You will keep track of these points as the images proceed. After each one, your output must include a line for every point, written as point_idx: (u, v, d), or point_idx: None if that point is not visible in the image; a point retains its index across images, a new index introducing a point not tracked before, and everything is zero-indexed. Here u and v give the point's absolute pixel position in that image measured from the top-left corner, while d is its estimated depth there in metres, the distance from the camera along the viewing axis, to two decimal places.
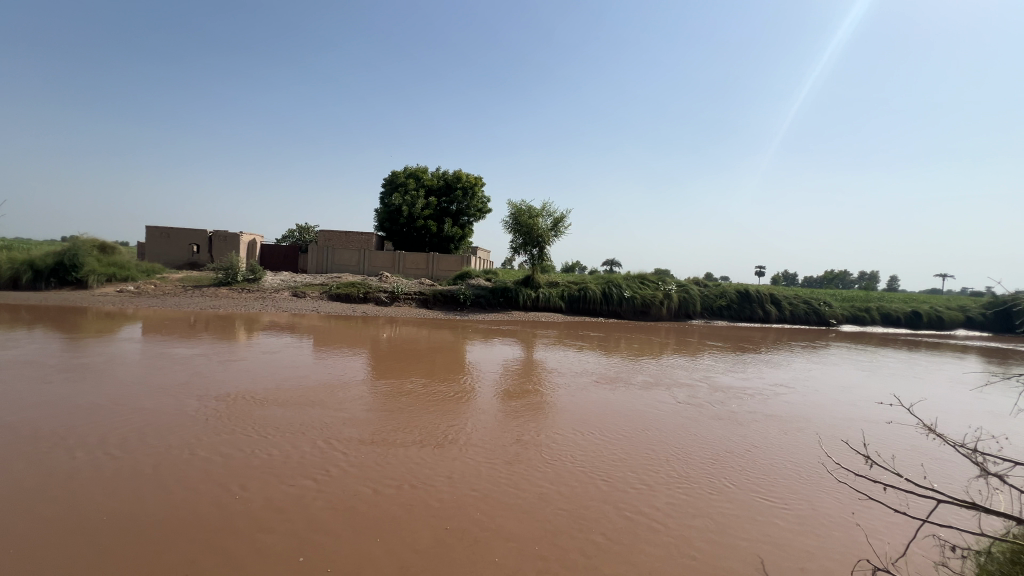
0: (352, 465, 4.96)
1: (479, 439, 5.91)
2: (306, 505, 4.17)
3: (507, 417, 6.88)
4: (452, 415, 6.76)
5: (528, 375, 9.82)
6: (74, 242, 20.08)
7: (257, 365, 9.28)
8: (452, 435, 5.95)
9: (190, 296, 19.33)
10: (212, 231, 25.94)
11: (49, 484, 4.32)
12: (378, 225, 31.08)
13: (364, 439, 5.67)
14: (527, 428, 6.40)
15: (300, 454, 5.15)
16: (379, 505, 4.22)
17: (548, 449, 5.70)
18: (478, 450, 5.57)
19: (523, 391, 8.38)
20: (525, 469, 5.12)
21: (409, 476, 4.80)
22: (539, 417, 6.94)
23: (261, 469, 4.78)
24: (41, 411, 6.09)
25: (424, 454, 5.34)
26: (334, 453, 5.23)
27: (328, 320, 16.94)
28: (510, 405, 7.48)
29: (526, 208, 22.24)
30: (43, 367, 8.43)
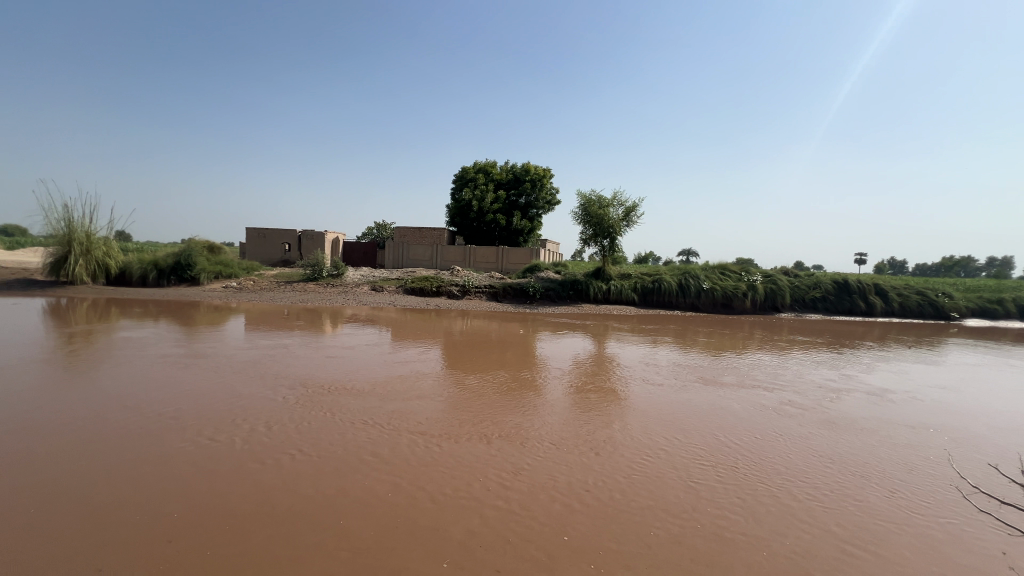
0: (421, 453, 4.88)
1: (551, 432, 5.72)
2: (372, 493, 4.09)
3: (579, 411, 6.64)
4: (523, 408, 6.65)
5: (600, 369, 9.51)
6: (187, 244, 22.55)
7: (340, 356, 9.75)
8: (522, 429, 5.73)
9: (283, 291, 21.09)
10: (301, 230, 28.09)
11: (156, 456, 4.74)
12: (449, 220, 31.84)
13: (434, 427, 5.68)
14: (600, 423, 6.10)
15: (374, 438, 5.26)
16: (446, 497, 4.04)
17: (626, 449, 5.27)
18: (551, 442, 5.36)
19: (594, 386, 8.10)
20: (601, 465, 4.84)
21: (482, 468, 4.61)
22: (612, 412, 6.62)
23: (331, 454, 4.79)
24: (159, 392, 6.83)
25: (494, 443, 5.25)
26: (406, 437, 5.28)
27: (403, 313, 17.68)
28: (582, 399, 7.24)
29: (596, 198, 21.60)
30: (163, 355, 9.54)
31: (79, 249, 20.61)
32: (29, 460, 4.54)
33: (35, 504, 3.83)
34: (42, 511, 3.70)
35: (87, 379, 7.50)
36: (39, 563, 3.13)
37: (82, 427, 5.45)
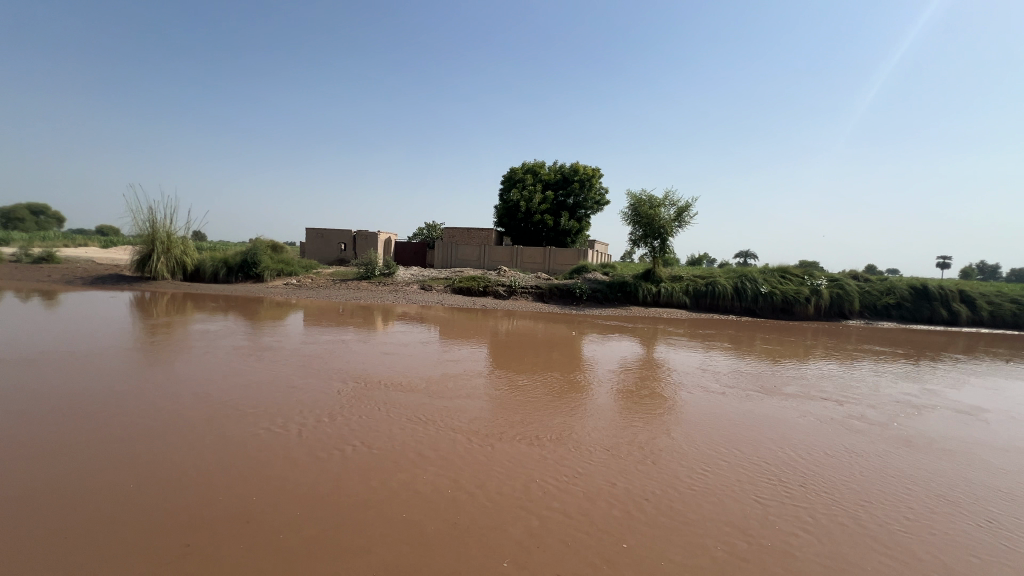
0: (465, 444, 4.85)
1: (594, 434, 5.56)
2: (416, 478, 4.07)
3: (625, 416, 6.42)
4: (567, 409, 6.52)
5: (648, 374, 9.19)
6: (253, 244, 23.99)
7: (389, 352, 10.02)
8: (565, 430, 5.61)
9: (338, 288, 22.01)
10: (356, 231, 29.23)
11: (213, 428, 4.96)
12: (497, 220, 32.05)
13: (476, 421, 5.66)
14: (647, 429, 5.87)
15: (416, 426, 5.32)
16: (490, 489, 3.96)
17: (677, 457, 5.01)
18: (594, 444, 5.21)
19: (642, 391, 7.82)
20: (647, 470, 4.64)
21: (527, 464, 4.51)
22: (659, 418, 6.36)
23: (378, 439, 4.84)
24: (223, 380, 7.27)
25: (536, 440, 5.17)
26: (446, 428, 5.29)
27: (451, 312, 17.95)
28: (629, 404, 7.00)
29: (646, 198, 20.99)
30: (230, 348, 10.19)
31: (160, 248, 22.44)
32: (104, 428, 4.86)
33: (108, 466, 4.05)
34: (111, 474, 3.91)
35: (163, 367, 8.08)
36: (108, 519, 3.28)
37: (153, 403, 5.80)
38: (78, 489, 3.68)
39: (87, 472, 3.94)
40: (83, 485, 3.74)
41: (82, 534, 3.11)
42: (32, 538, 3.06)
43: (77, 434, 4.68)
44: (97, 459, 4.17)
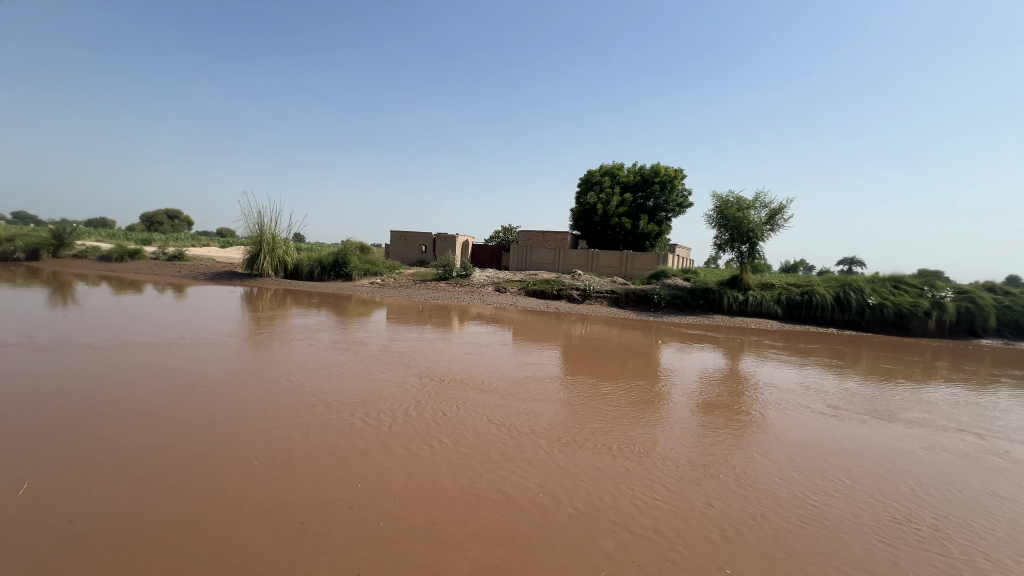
0: (531, 447, 4.74)
1: (669, 447, 5.20)
2: (486, 477, 4.00)
3: (704, 430, 5.96)
4: (640, 419, 6.19)
5: (733, 387, 8.51)
6: (344, 245, 25.84)
7: (464, 352, 10.23)
8: (637, 440, 5.32)
9: (418, 288, 23.02)
10: (436, 234, 30.44)
11: (294, 411, 5.27)
12: (573, 224, 31.74)
13: (544, 424, 5.55)
14: (729, 447, 5.39)
15: (484, 425, 5.31)
16: (554, 495, 3.81)
17: (765, 482, 4.50)
18: (668, 458, 4.87)
19: (725, 405, 7.23)
20: (727, 491, 4.24)
21: (599, 475, 4.28)
22: (744, 436, 5.82)
23: (446, 433, 4.86)
24: (312, 370, 7.82)
25: (605, 448, 4.94)
26: (514, 429, 5.23)
27: (524, 314, 18.02)
28: (709, 418, 6.50)
29: (734, 199, 19.60)
30: (321, 340, 11.00)
31: (266, 248, 24.90)
32: (201, 403, 5.31)
33: (200, 437, 4.37)
34: (200, 441, 4.23)
35: (263, 356, 8.84)
36: (195, 484, 3.49)
37: (249, 387, 6.29)
38: (171, 452, 3.99)
39: (182, 440, 4.26)
40: (175, 449, 4.05)
41: (182, 496, 3.33)
42: (142, 493, 3.32)
43: (178, 405, 5.16)
44: (201, 429, 4.52)
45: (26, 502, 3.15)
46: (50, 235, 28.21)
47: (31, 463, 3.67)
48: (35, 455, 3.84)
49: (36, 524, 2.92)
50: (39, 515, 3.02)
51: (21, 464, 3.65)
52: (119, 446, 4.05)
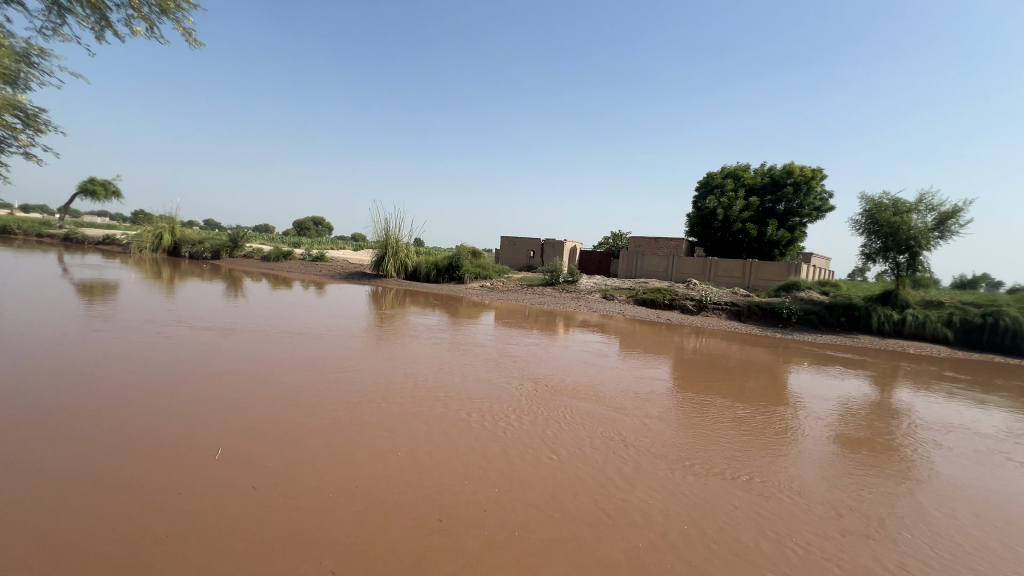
0: (639, 464, 4.47)
1: (802, 483, 4.55)
2: (591, 496, 3.77)
3: (849, 469, 5.11)
4: (766, 447, 5.52)
5: (887, 422, 7.20)
6: (458, 250, 27.25)
7: (570, 359, 10.09)
8: (762, 471, 4.74)
9: (525, 293, 23.39)
10: (545, 239, 30.73)
11: (410, 406, 5.56)
12: (689, 230, 29.80)
13: (654, 441, 5.21)
14: (882, 493, 4.54)
15: (590, 435, 5.15)
16: (665, 520, 3.54)
17: (933, 543, 3.70)
18: (801, 496, 4.25)
19: (877, 442, 6.14)
20: (879, 545, 3.57)
21: (721, 510, 3.78)
22: (904, 482, 4.86)
23: (550, 440, 4.80)
24: (427, 367, 8.30)
25: (723, 475, 4.48)
26: (621, 443, 4.98)
27: (632, 324, 17.31)
28: (855, 455, 5.57)
29: (889, 202, 16.77)
30: (436, 339, 11.66)
31: (391, 252, 27.24)
32: (332, 392, 5.85)
33: (331, 422, 4.79)
34: (331, 427, 4.62)
35: (384, 351, 9.56)
36: (328, 467, 3.81)
37: (373, 379, 6.84)
38: (309, 434, 4.41)
39: (317, 424, 4.69)
40: (311, 432, 4.47)
41: (317, 476, 3.64)
42: (287, 470, 3.70)
43: (314, 394, 5.73)
44: (337, 416, 4.99)
45: (209, 465, 3.68)
46: (228, 239, 34.05)
47: (213, 433, 4.31)
48: (211, 425, 4.50)
49: (215, 485, 3.40)
50: (211, 479, 3.49)
51: (206, 432, 4.31)
52: (271, 425, 4.59)
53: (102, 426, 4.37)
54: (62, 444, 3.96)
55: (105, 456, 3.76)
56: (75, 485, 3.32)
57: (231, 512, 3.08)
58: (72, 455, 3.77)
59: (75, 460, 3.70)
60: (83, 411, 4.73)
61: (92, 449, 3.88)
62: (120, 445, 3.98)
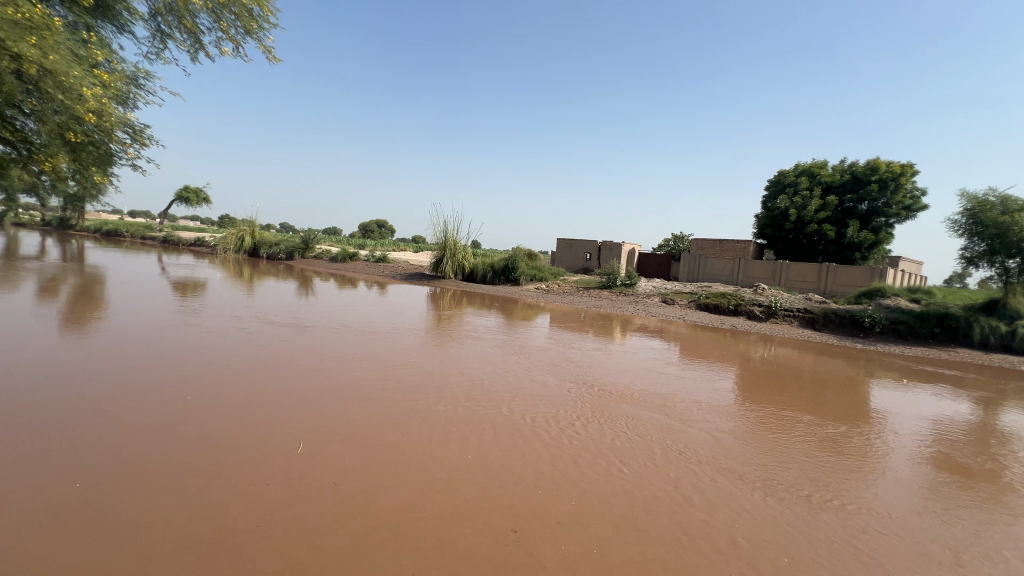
0: (703, 480, 4.27)
1: (888, 510, 4.15)
2: (652, 514, 3.61)
3: (947, 497, 4.59)
4: (847, 467, 5.09)
5: (994, 447, 6.40)
6: (514, 252, 27.42)
7: (629, 364, 9.84)
8: (841, 494, 4.37)
9: (581, 295, 23.10)
10: (602, 241, 30.19)
11: (469, 407, 5.64)
12: (757, 231, 28.13)
13: (720, 454, 4.97)
14: (988, 528, 4.04)
15: (651, 444, 4.98)
16: (734, 542, 3.35)
17: None
18: (887, 525, 3.88)
19: (980, 469, 5.48)
20: None
21: (796, 538, 3.50)
22: (1015, 517, 4.30)
23: (608, 449, 4.71)
24: (484, 367, 8.40)
25: (796, 496, 4.19)
26: (684, 455, 4.78)
27: (694, 329, 16.60)
28: (955, 482, 4.99)
29: (995, 200, 14.93)
30: (493, 341, 11.78)
31: (449, 254, 27.93)
32: (398, 391, 6.03)
33: (399, 421, 4.93)
34: (399, 428, 4.76)
35: (443, 351, 9.78)
36: (396, 467, 3.91)
37: (434, 380, 7.00)
38: (380, 433, 4.56)
39: (386, 423, 4.85)
40: (381, 431, 4.62)
41: (387, 476, 3.76)
42: (363, 468, 3.85)
43: (383, 392, 5.94)
44: (405, 415, 5.13)
45: (293, 460, 3.91)
46: (300, 241, 36.36)
47: (293, 428, 4.56)
48: (292, 420, 4.77)
49: (298, 480, 3.59)
50: (294, 474, 3.69)
51: (287, 427, 4.58)
52: (345, 422, 4.80)
53: (193, 417, 4.77)
54: (166, 434, 4.36)
55: (203, 446, 4.10)
56: (178, 473, 3.64)
57: (306, 507, 3.24)
58: (175, 445, 4.12)
59: (177, 449, 4.06)
60: (182, 403, 5.18)
61: (190, 439, 4.24)
62: (209, 436, 4.31)
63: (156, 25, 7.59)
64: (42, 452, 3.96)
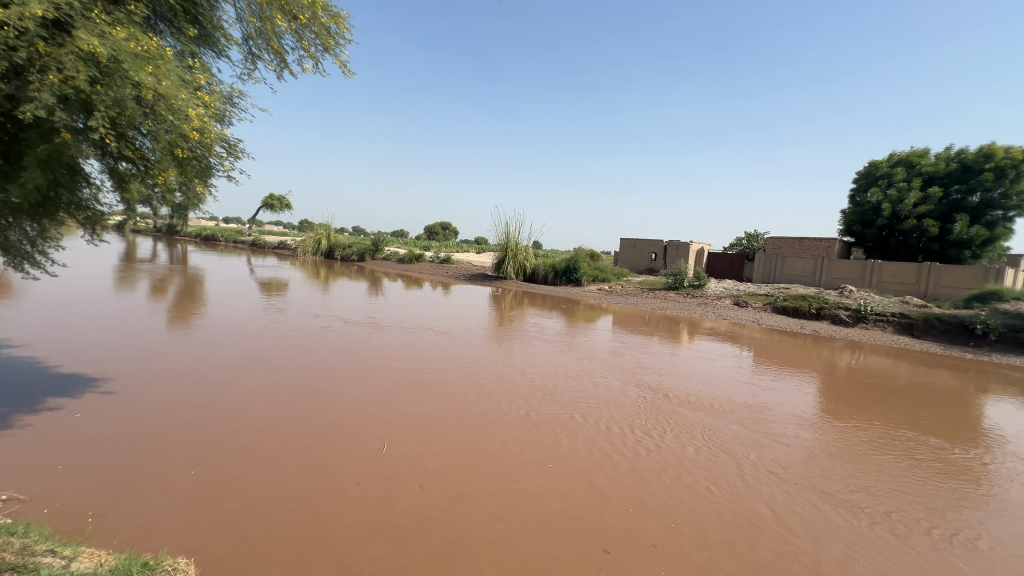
0: (783, 500, 4.00)
1: (1006, 547, 3.67)
2: (727, 539, 3.41)
3: None
4: (954, 492, 4.55)
5: None
6: (575, 252, 27.13)
7: (698, 369, 9.40)
8: (946, 524, 3.92)
9: (646, 297, 22.39)
10: (668, 240, 29.07)
11: (534, 411, 5.66)
12: (844, 228, 25.76)
13: (802, 472, 4.62)
14: None
15: (724, 457, 4.74)
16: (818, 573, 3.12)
17: None
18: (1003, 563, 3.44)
19: None
20: None
21: None
22: None
23: (677, 462, 4.54)
24: (547, 369, 8.38)
25: (892, 524, 3.81)
26: (760, 472, 4.50)
27: (770, 334, 15.55)
28: None
29: None
30: (555, 342, 11.73)
31: (511, 254, 28.16)
32: (467, 393, 6.17)
33: (470, 424, 5.05)
34: (471, 431, 4.88)
35: (506, 352, 9.87)
36: (471, 473, 4.00)
37: (499, 381, 7.09)
38: (455, 437, 4.70)
39: (459, 426, 4.99)
40: (456, 434, 4.76)
41: (463, 481, 3.87)
42: (441, 472, 3.98)
43: (454, 393, 6.11)
44: (474, 418, 5.24)
45: (378, 460, 4.13)
46: (370, 243, 38.24)
47: (377, 427, 4.81)
48: (375, 419, 5.04)
49: (385, 481, 3.78)
50: (382, 474, 3.89)
51: (371, 426, 4.83)
52: (422, 423, 4.99)
53: (286, 412, 5.17)
54: (265, 427, 4.76)
55: (299, 442, 4.43)
56: (279, 467, 3.95)
57: (387, 509, 3.40)
58: (275, 439, 4.48)
59: (277, 443, 4.41)
60: (277, 398, 5.63)
61: (287, 434, 4.60)
62: (299, 432, 4.64)
63: (248, 48, 8.28)
64: (166, 440, 4.46)
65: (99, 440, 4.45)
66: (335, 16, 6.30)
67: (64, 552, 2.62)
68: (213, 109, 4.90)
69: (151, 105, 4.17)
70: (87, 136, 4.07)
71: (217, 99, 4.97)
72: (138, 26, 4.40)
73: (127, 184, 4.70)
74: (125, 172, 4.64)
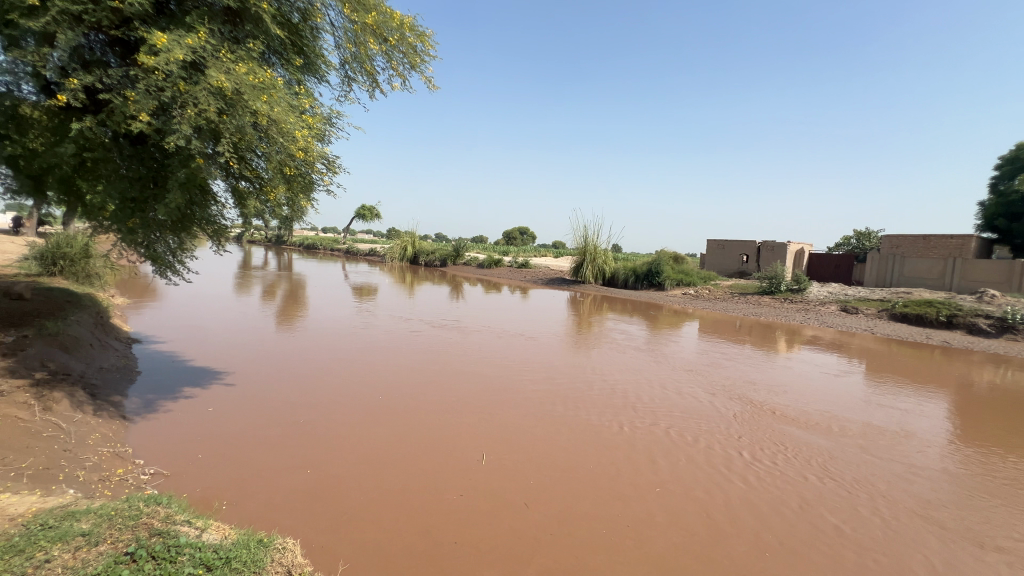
0: (908, 545, 3.51)
1: None
2: None
3: None
4: None
5: None
6: (658, 255, 26.05)
7: (801, 381, 8.53)
8: None
9: (737, 302, 20.88)
10: (761, 241, 26.89)
11: (619, 424, 5.48)
12: (985, 223, 22.06)
13: (934, 511, 4.00)
14: None
15: (834, 487, 4.25)
16: None
17: None
18: None
19: None
20: None
21: None
22: None
23: (778, 490, 4.15)
24: (630, 378, 8.09)
25: None
26: (880, 507, 3.97)
27: (886, 344, 13.77)
28: None
29: None
30: (637, 349, 11.32)
31: (589, 258, 27.73)
32: (551, 403, 6.13)
33: (555, 438, 5.00)
34: (557, 445, 4.82)
35: (587, 359, 9.68)
36: (559, 491, 3.97)
37: (580, 389, 6.96)
38: (542, 452, 4.67)
39: (545, 440, 4.95)
40: (543, 449, 4.73)
41: (549, 499, 3.83)
42: (529, 489, 3.98)
43: (538, 403, 6.09)
44: (557, 431, 5.20)
45: (468, 472, 4.21)
46: (452, 248, 39.76)
47: (467, 437, 4.93)
48: (465, 429, 5.16)
49: (477, 495, 3.84)
50: (474, 488, 3.96)
51: (462, 436, 4.96)
52: (509, 435, 5.02)
53: (383, 417, 5.48)
54: (364, 430, 5.07)
55: (396, 448, 4.67)
56: (380, 472, 4.19)
57: (478, 523, 3.46)
58: (374, 444, 4.76)
59: (376, 447, 4.68)
60: (374, 402, 5.99)
61: (385, 439, 4.87)
62: (396, 438, 4.88)
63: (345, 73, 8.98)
64: (281, 435, 4.91)
65: (227, 429, 5.02)
66: (421, 34, 6.59)
67: (198, 523, 2.95)
68: (317, 130, 5.27)
69: (265, 129, 4.58)
70: (215, 160, 4.61)
71: (320, 120, 5.38)
72: (256, 61, 4.91)
73: (246, 200, 5.29)
74: (245, 191, 5.24)
